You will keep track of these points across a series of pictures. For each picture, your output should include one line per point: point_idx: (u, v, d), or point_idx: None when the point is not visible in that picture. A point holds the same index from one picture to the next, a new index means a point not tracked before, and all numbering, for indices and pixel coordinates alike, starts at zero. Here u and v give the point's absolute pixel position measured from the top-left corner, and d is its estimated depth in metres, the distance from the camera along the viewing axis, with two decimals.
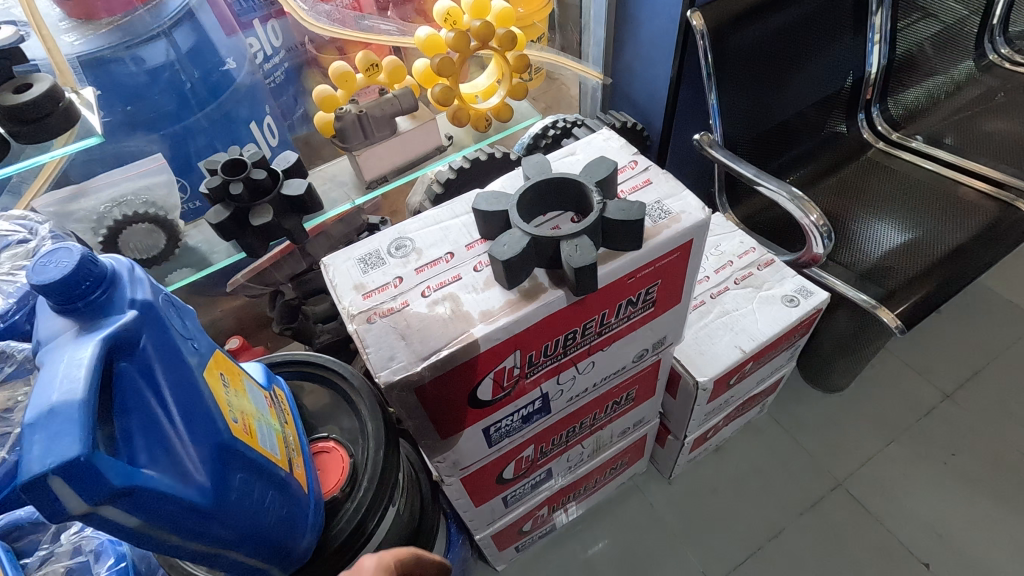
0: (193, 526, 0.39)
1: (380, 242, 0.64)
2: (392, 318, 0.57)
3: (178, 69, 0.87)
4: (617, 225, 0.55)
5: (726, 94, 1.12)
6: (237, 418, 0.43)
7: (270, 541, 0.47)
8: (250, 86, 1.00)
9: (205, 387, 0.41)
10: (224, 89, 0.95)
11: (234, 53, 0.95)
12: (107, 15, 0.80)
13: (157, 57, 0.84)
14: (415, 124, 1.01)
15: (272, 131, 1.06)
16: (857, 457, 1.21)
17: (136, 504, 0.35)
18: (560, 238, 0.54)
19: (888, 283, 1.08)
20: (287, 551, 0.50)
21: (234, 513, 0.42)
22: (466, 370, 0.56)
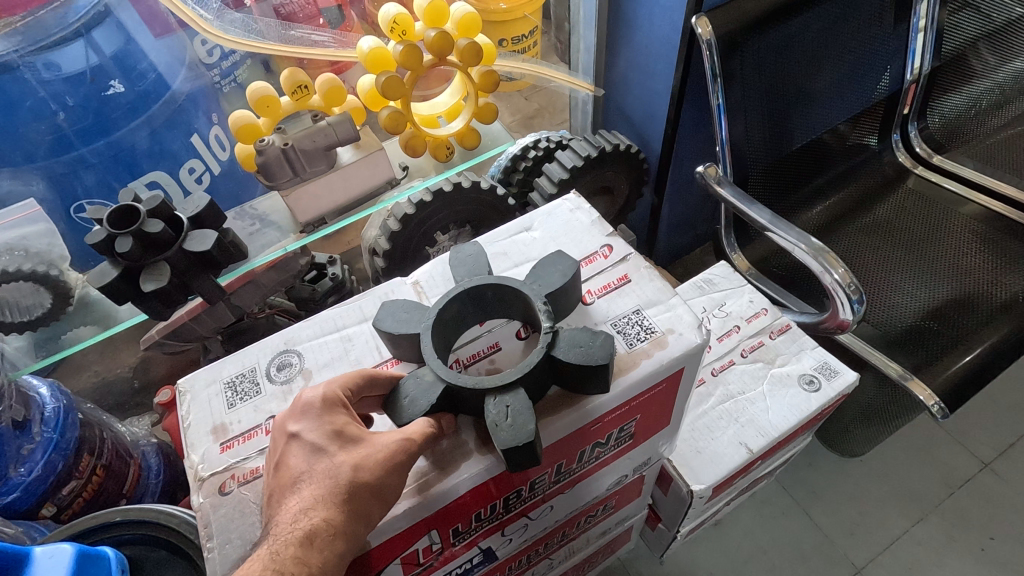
0: None
1: (259, 357, 0.47)
2: (254, 485, 0.41)
3: (100, 77, 0.73)
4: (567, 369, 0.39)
5: (739, 114, 0.93)
6: None
7: None
8: (192, 92, 0.83)
9: None
10: (156, 96, 0.79)
11: (168, 59, 0.80)
12: (11, 15, 0.67)
13: (75, 61, 0.70)
14: (358, 156, 0.84)
15: (222, 143, 0.90)
16: (878, 537, 1.05)
17: None
18: (484, 391, 0.38)
19: (925, 348, 0.90)
20: None
21: None
22: (358, 565, 0.40)
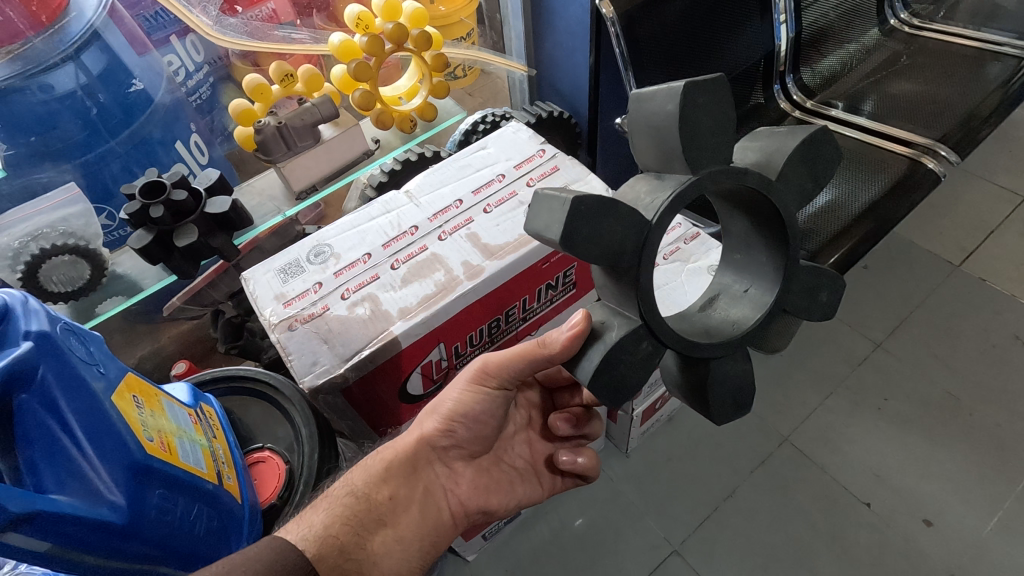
0: (111, 547, 0.40)
1: (299, 251, 0.64)
2: (313, 323, 0.57)
3: (87, 94, 0.89)
4: (644, 152, 0.58)
5: (644, 76, 1.16)
6: (151, 437, 0.44)
7: (195, 556, 0.46)
8: (171, 105, 1.02)
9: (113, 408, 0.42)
10: (142, 109, 0.97)
11: (151, 76, 0.98)
12: (9, 43, 0.79)
13: (66, 83, 0.85)
14: (338, 131, 1.01)
15: (201, 148, 1.07)
16: (800, 411, 1.27)
17: (39, 528, 0.35)
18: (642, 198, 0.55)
19: (810, 245, 1.14)
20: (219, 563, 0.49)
21: (152, 532, 0.42)
22: (392, 367, 0.59)
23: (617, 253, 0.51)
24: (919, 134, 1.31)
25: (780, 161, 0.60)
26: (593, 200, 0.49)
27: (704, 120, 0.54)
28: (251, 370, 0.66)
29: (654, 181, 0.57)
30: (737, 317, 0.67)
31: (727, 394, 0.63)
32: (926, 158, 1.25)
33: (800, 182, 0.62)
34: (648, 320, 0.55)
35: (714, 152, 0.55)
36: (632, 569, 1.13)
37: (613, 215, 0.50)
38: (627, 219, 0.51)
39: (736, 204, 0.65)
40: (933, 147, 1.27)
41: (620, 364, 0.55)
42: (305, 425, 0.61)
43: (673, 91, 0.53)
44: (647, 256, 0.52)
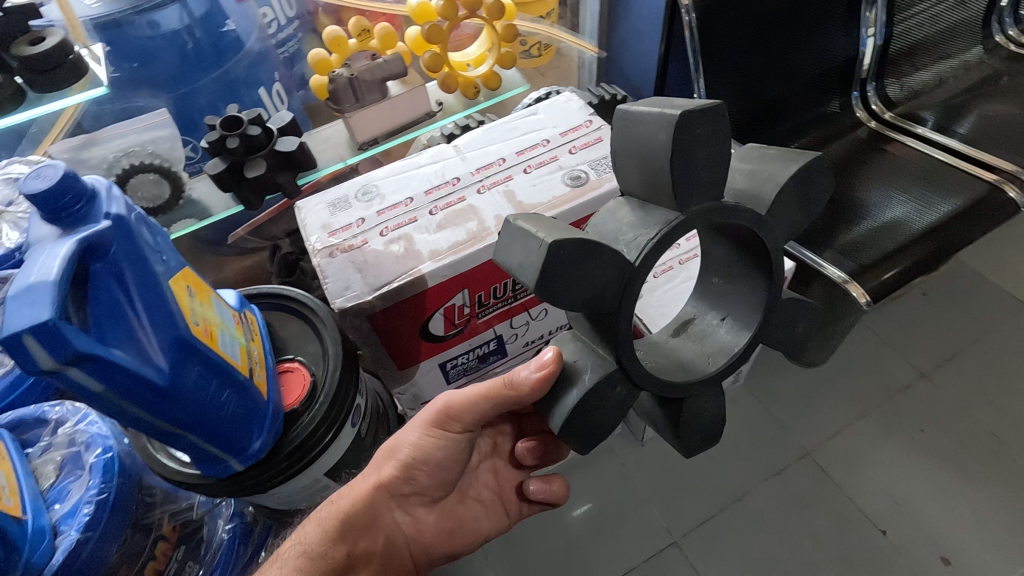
0: (154, 406, 0.45)
1: (349, 189, 0.69)
2: (352, 253, 0.62)
3: (188, 32, 0.98)
4: (632, 177, 0.54)
5: (712, 67, 1.14)
6: (197, 321, 0.49)
7: (222, 432, 0.51)
8: (260, 52, 1.10)
9: (169, 291, 0.47)
10: (234, 52, 1.05)
11: (246, 23, 1.06)
12: None
13: (171, 21, 0.95)
14: (404, 89, 1.05)
15: (282, 98, 1.16)
16: (826, 429, 1.24)
17: (99, 375, 0.40)
18: (622, 240, 0.53)
19: (862, 258, 1.10)
20: (240, 446, 0.54)
21: (190, 402, 0.47)
22: (417, 303, 0.63)
23: (597, 295, 0.50)
24: (1005, 160, 1.22)
25: (772, 193, 0.56)
26: (578, 245, 0.47)
27: (699, 151, 0.50)
28: (293, 291, 0.71)
29: (637, 215, 0.54)
30: (711, 352, 0.66)
31: (699, 428, 0.63)
32: (1007, 185, 1.17)
33: (791, 215, 0.58)
34: (623, 364, 0.55)
35: (709, 185, 0.52)
36: (631, 554, 1.15)
37: (594, 260, 0.48)
38: (608, 261, 0.49)
39: (724, 232, 0.62)
40: (1018, 175, 1.19)
41: (597, 407, 0.56)
42: (333, 345, 0.66)
43: (665, 119, 0.49)
44: (628, 300, 0.51)
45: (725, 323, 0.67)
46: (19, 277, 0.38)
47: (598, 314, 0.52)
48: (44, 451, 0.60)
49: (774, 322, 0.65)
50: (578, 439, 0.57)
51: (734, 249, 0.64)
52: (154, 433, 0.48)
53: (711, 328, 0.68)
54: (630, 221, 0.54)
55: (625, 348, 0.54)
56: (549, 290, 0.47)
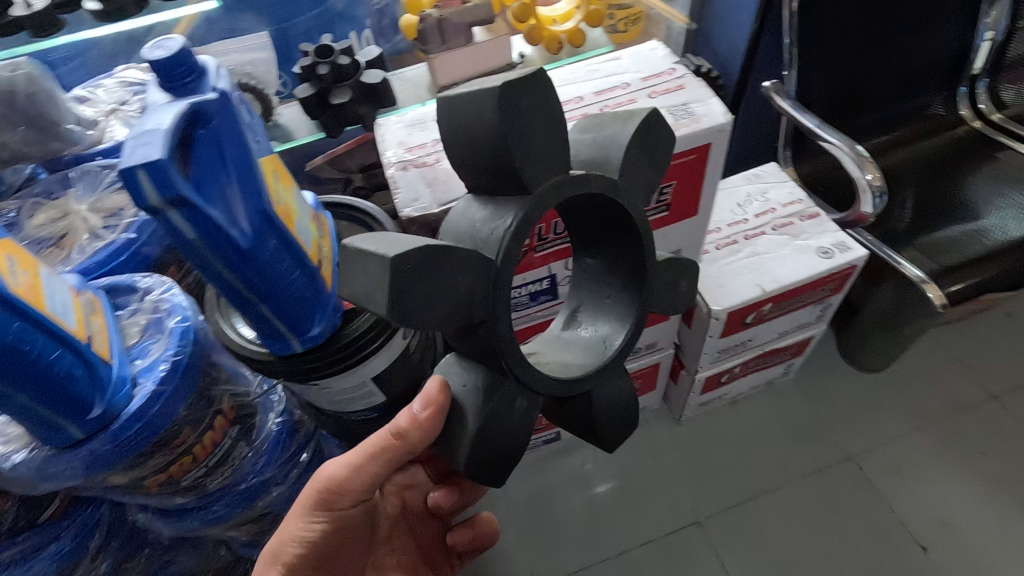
0: (235, 266, 0.49)
1: (428, 112, 0.72)
2: (424, 169, 0.65)
3: None
4: (473, 169, 0.47)
5: (809, 43, 1.09)
6: (280, 201, 0.53)
7: (289, 308, 0.55)
8: None
9: (259, 168, 0.51)
10: None
11: None
12: None
13: None
14: (489, 36, 1.08)
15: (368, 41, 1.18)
16: (877, 436, 1.20)
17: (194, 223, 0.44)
18: (478, 235, 0.46)
19: (945, 260, 1.03)
20: (301, 327, 0.59)
21: (266, 270, 0.51)
22: None
23: (467, 302, 0.44)
24: None
25: (617, 155, 0.49)
26: (421, 253, 0.41)
27: (532, 126, 0.44)
28: (364, 204, 0.74)
29: (475, 221, 0.47)
30: (605, 332, 0.58)
31: (614, 418, 0.58)
32: None
33: (644, 175, 0.51)
34: (516, 372, 0.49)
35: (551, 157, 0.46)
36: (653, 526, 1.15)
37: (449, 268, 0.42)
38: (466, 265, 0.43)
39: (577, 209, 0.54)
40: None
41: (496, 428, 0.51)
42: None
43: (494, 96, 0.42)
44: (500, 301, 0.45)
45: (609, 296, 0.59)
46: (139, 124, 0.42)
47: (472, 325, 0.46)
48: (133, 313, 0.66)
49: (656, 283, 0.57)
50: (487, 463, 0.51)
51: (601, 224, 0.56)
52: (230, 297, 0.52)
53: (598, 310, 0.60)
54: (482, 216, 0.47)
55: (510, 356, 0.48)
56: (407, 310, 0.41)
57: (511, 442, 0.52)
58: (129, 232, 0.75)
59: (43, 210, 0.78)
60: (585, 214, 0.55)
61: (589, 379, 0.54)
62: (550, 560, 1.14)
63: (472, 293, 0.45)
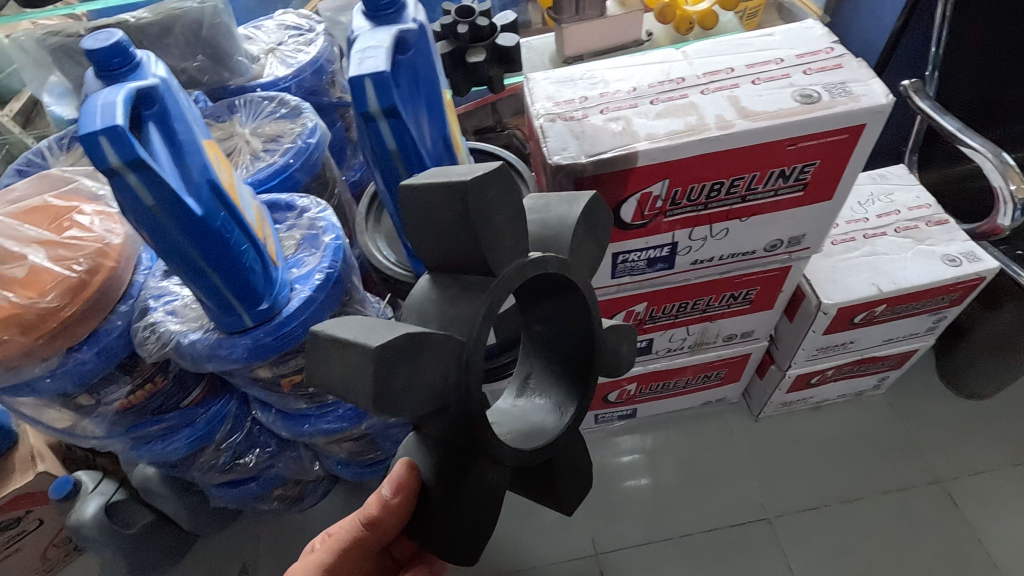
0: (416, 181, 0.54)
1: (576, 72, 0.74)
2: (571, 123, 0.68)
3: None
4: (437, 250, 0.48)
5: (959, 43, 1.03)
6: (453, 132, 0.58)
7: None
8: None
9: (440, 98, 0.56)
10: None
11: None
12: None
13: None
14: (622, 11, 1.09)
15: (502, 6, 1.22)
16: (970, 464, 1.15)
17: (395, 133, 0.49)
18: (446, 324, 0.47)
19: None
20: None
21: None
22: (621, 179, 0.66)
23: (442, 387, 0.45)
24: None
25: (566, 237, 0.52)
26: (404, 343, 0.41)
27: (495, 214, 0.46)
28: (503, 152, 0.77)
29: (441, 302, 0.49)
30: (559, 399, 0.62)
31: (569, 476, 0.61)
32: None
33: (589, 254, 0.55)
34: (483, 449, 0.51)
35: (511, 244, 0.48)
36: (720, 516, 1.15)
37: (426, 353, 0.43)
38: (443, 350, 0.44)
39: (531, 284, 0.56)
40: None
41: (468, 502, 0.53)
42: None
43: (453, 186, 0.44)
44: (472, 381, 0.47)
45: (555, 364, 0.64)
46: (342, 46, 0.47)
47: (447, 406, 0.47)
48: (290, 228, 0.73)
49: (602, 346, 0.61)
50: (460, 538, 0.53)
51: (547, 302, 0.60)
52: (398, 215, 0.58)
53: (550, 376, 0.64)
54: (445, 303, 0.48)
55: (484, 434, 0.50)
56: (387, 401, 0.41)
57: (476, 517, 0.53)
58: (287, 157, 0.82)
59: (214, 131, 0.87)
60: (532, 288, 0.58)
61: (549, 447, 0.58)
62: (613, 532, 1.15)
63: (446, 377, 0.46)
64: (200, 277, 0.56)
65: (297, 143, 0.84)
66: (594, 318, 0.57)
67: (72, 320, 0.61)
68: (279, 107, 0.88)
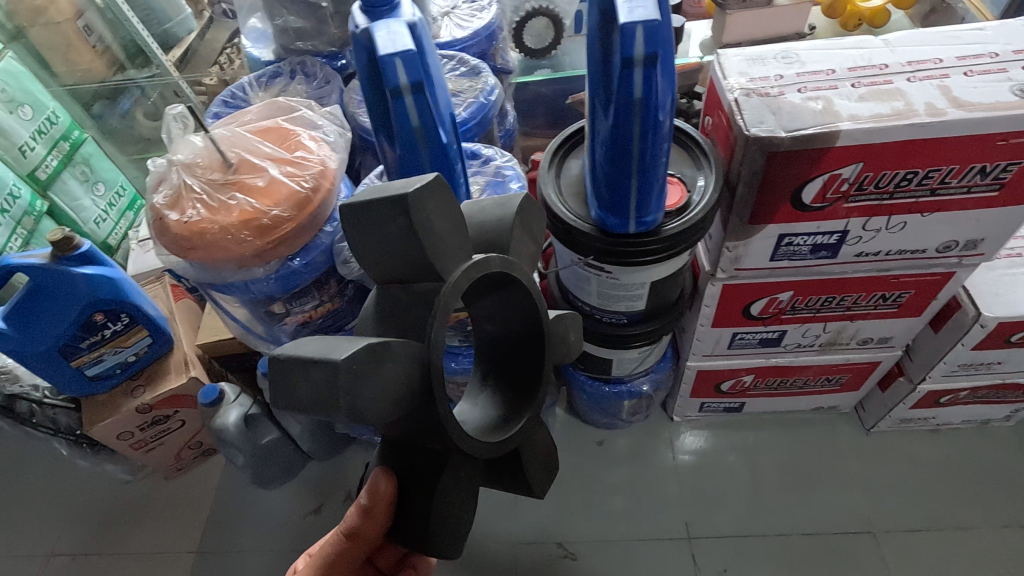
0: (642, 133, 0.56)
1: (768, 51, 0.75)
2: (767, 98, 0.69)
3: None
4: (386, 262, 0.50)
5: None
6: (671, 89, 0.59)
7: (652, 187, 0.62)
8: None
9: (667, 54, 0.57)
10: None
11: None
12: None
13: None
14: (790, 1, 1.08)
15: None
16: None
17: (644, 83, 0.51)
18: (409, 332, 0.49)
19: None
20: (648, 210, 0.65)
21: (658, 145, 0.57)
22: (814, 157, 0.67)
23: (406, 392, 0.47)
24: None
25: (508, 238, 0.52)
26: (366, 350, 0.43)
27: (440, 225, 0.48)
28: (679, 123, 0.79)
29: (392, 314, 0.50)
30: (520, 394, 0.63)
31: (540, 465, 0.62)
32: None
33: (531, 251, 0.56)
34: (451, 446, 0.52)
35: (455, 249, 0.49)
36: (821, 522, 1.14)
37: (390, 360, 0.44)
38: (403, 357, 0.45)
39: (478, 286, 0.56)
40: None
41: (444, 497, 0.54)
42: (713, 174, 0.73)
43: (394, 199, 0.46)
44: (438, 382, 0.48)
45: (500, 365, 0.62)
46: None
47: (412, 411, 0.48)
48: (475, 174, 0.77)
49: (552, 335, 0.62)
50: (439, 535, 0.54)
51: (502, 301, 0.60)
52: (606, 167, 0.61)
53: (507, 374, 0.65)
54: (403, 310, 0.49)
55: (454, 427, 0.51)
56: (359, 411, 0.42)
57: (453, 509, 0.55)
58: (468, 111, 0.87)
59: None
60: (474, 290, 0.59)
61: (517, 437, 0.58)
62: (705, 519, 1.16)
63: (410, 379, 0.47)
64: None
65: (476, 100, 0.89)
66: (541, 307, 0.58)
67: (295, 230, 0.68)
68: (458, 66, 0.94)
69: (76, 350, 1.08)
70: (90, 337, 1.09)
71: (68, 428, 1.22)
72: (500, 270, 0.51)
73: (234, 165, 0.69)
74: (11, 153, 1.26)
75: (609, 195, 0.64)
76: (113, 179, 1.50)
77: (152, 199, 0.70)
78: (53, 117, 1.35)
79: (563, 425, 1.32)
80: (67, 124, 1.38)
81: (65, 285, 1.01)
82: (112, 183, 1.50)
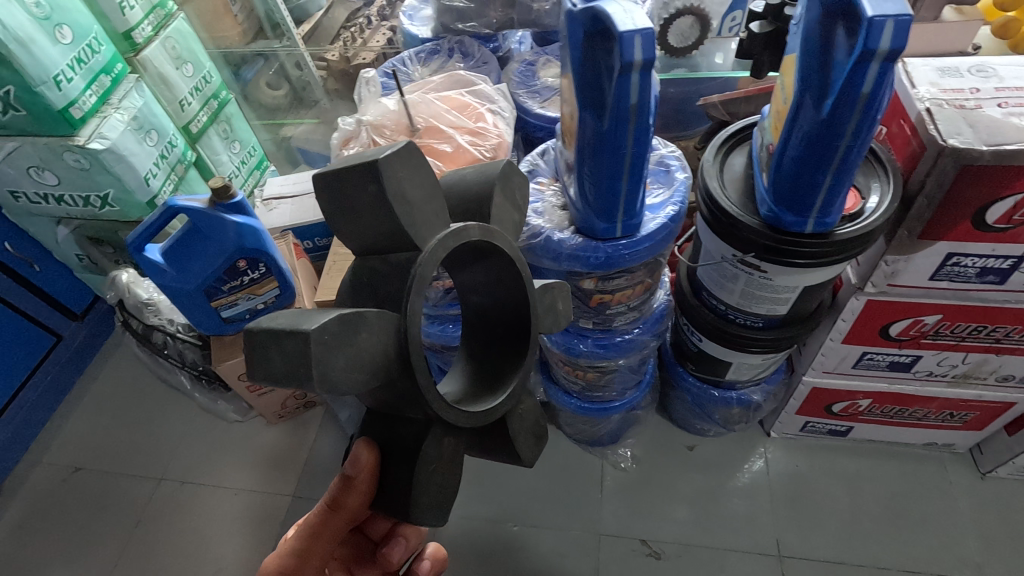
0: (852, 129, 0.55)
1: (959, 63, 0.73)
2: (963, 110, 0.67)
3: None
4: (365, 233, 0.51)
5: None
6: None
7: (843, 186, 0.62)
8: None
9: None
10: None
11: None
12: None
13: None
14: (961, 17, 1.03)
15: None
16: None
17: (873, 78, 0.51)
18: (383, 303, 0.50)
19: None
20: (830, 209, 0.65)
21: (863, 143, 0.57)
22: (1011, 175, 0.65)
23: (382, 365, 0.48)
24: None
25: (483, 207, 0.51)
26: (336, 324, 0.43)
27: (411, 190, 0.48)
28: None
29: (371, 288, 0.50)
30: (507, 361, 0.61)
31: (532, 437, 0.60)
32: None
33: (511, 219, 0.55)
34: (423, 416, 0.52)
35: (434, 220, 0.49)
36: (924, 561, 1.10)
37: (362, 331, 0.45)
38: (376, 326, 0.47)
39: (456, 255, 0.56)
40: None
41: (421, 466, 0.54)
42: (891, 183, 0.71)
43: (363, 166, 0.47)
44: (416, 354, 0.49)
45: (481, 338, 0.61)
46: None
47: (392, 382, 0.49)
48: None
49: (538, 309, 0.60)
50: (422, 501, 0.54)
51: (483, 272, 0.59)
52: (795, 165, 0.61)
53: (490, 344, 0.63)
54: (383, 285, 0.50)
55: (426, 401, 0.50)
56: (330, 382, 0.43)
57: (431, 479, 0.54)
58: None
59: (552, 67, 0.97)
60: (457, 259, 0.58)
61: (504, 406, 0.57)
62: (799, 539, 1.14)
63: (384, 350, 0.47)
64: (611, 180, 0.64)
65: None
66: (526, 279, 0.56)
67: None
68: None
69: (217, 292, 1.17)
70: (230, 282, 1.17)
71: (193, 362, 1.32)
72: (478, 240, 0.50)
73: (419, 130, 0.73)
74: (172, 106, 1.35)
75: (794, 190, 0.64)
76: (248, 140, 1.61)
77: (341, 153, 0.75)
78: (207, 77, 1.45)
79: (654, 425, 1.32)
80: (218, 85, 1.48)
81: (222, 230, 1.10)
82: (244, 143, 1.61)
